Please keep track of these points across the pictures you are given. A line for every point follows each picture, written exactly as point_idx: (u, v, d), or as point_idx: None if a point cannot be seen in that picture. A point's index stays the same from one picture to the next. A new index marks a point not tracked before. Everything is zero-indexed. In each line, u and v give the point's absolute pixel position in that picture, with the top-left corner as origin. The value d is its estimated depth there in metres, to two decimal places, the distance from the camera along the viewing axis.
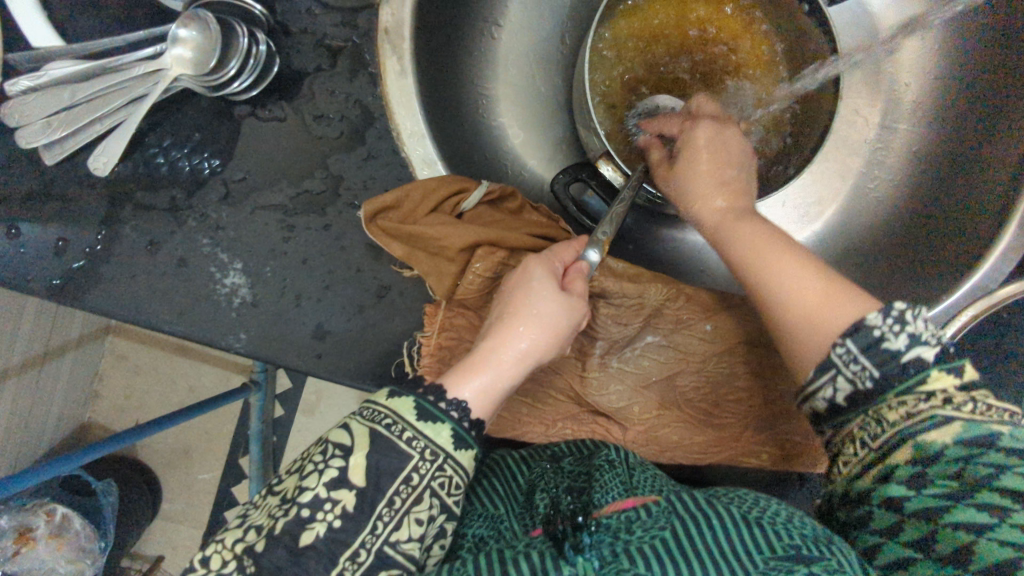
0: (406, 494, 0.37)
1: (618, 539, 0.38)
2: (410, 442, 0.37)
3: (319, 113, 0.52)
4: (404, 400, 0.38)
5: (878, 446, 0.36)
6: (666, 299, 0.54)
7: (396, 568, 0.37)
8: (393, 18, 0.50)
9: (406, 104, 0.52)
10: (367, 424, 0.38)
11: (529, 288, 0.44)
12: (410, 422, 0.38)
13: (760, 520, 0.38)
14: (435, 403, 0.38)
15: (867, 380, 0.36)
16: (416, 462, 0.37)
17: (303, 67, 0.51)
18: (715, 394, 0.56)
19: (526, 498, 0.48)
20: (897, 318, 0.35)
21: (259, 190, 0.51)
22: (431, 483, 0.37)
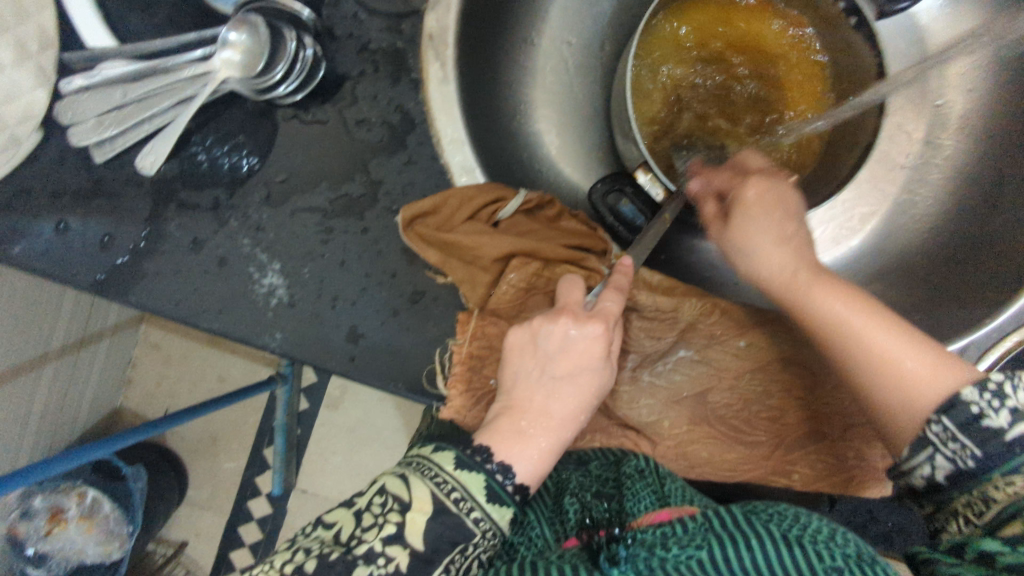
0: (459, 563, 0.38)
1: (653, 555, 0.39)
2: (477, 521, 0.39)
3: (361, 117, 0.52)
4: (474, 475, 0.40)
5: (986, 522, 0.36)
6: (700, 315, 0.54)
7: None
8: (439, 24, 0.51)
9: (447, 111, 0.52)
10: (425, 483, 0.39)
11: (588, 348, 0.45)
12: (479, 501, 0.39)
13: (803, 539, 0.37)
14: (502, 483, 0.40)
15: (968, 460, 0.37)
16: (478, 539, 0.39)
17: (347, 71, 0.52)
18: (749, 412, 0.56)
19: (555, 503, 0.50)
20: (996, 393, 0.36)
21: (299, 192, 0.52)
22: (480, 555, 0.40)
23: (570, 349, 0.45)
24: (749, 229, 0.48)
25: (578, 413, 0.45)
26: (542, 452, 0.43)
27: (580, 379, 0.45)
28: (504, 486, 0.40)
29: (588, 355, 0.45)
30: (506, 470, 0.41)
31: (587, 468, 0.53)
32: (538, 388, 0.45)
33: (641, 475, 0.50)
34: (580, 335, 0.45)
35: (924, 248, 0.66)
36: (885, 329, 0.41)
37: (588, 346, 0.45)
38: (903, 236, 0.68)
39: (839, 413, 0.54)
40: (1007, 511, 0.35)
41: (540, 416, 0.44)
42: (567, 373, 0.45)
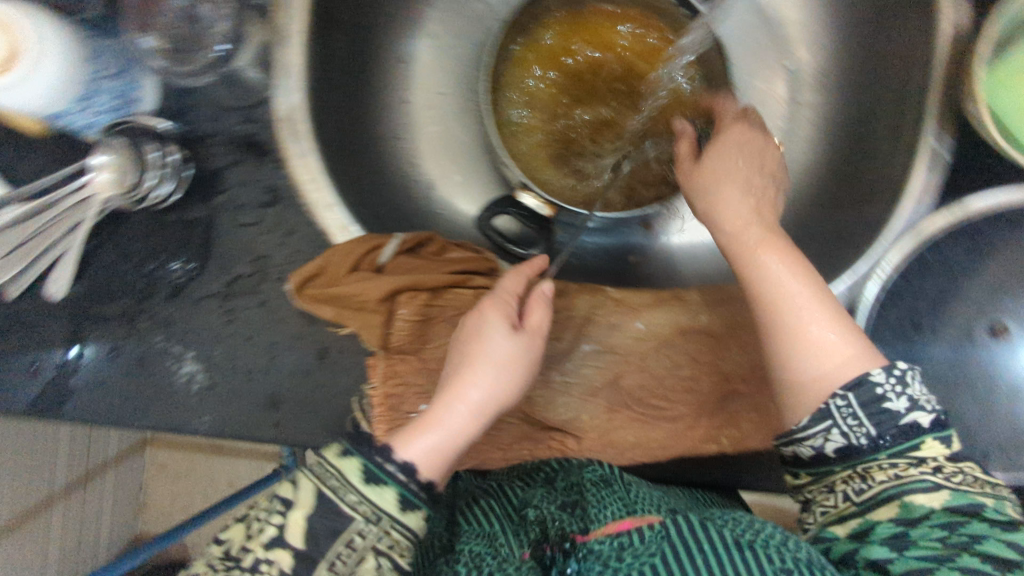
0: (348, 556, 0.39)
1: (607, 566, 0.43)
2: (355, 505, 0.39)
3: (238, 203, 0.56)
4: (352, 460, 0.40)
5: (862, 500, 0.41)
6: (593, 307, 0.58)
7: None
8: (288, 106, 0.55)
9: (313, 179, 0.56)
10: (312, 481, 0.40)
11: (482, 334, 0.48)
12: (355, 483, 0.39)
13: (751, 543, 0.42)
14: (380, 465, 0.40)
15: (862, 437, 0.41)
16: (360, 527, 0.39)
17: (217, 165, 0.56)
18: (666, 388, 0.57)
19: (520, 516, 0.52)
20: (898, 377, 0.41)
21: (198, 282, 0.56)
22: (376, 544, 0.39)
23: (471, 338, 0.48)
24: (718, 188, 0.51)
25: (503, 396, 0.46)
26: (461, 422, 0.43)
27: (478, 359, 0.46)
28: (381, 467, 0.39)
29: (487, 341, 0.47)
30: (382, 449, 0.40)
31: (551, 484, 0.54)
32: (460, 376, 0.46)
33: (608, 483, 0.51)
34: (481, 323, 0.49)
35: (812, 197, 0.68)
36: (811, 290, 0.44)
37: (484, 330, 0.48)
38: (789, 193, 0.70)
39: (746, 370, 0.57)
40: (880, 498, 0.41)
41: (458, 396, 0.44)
42: (466, 358, 0.47)
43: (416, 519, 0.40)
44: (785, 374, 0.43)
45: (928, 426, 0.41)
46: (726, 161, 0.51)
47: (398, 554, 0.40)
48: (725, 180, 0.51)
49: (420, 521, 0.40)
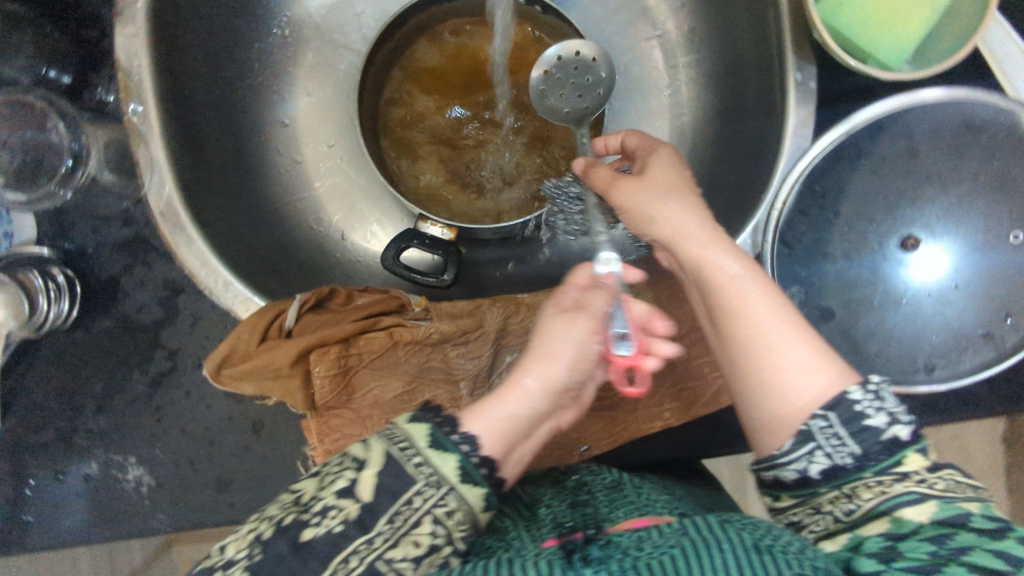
0: (406, 516, 0.34)
1: (627, 555, 0.38)
2: (418, 467, 0.35)
3: (139, 305, 0.57)
4: (419, 426, 0.37)
5: (849, 519, 0.36)
6: (506, 317, 0.58)
7: None
8: (162, 201, 0.56)
9: (206, 266, 0.56)
10: (382, 441, 0.36)
11: (558, 321, 0.44)
12: (422, 447, 0.35)
13: (770, 547, 0.36)
14: (450, 435, 0.36)
15: (845, 457, 0.36)
16: (418, 486, 0.35)
17: (110, 274, 0.57)
18: (598, 377, 0.58)
19: (535, 514, 0.48)
20: (875, 394, 0.37)
21: (122, 389, 0.57)
22: (432, 510, 0.35)
23: (553, 328, 0.43)
24: (665, 202, 0.46)
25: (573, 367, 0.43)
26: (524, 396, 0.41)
27: (554, 343, 0.42)
28: (445, 434, 0.36)
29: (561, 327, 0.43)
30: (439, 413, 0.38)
31: (561, 484, 0.53)
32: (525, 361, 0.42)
33: (625, 494, 0.49)
34: (555, 316, 0.44)
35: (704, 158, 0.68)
36: (775, 305, 0.40)
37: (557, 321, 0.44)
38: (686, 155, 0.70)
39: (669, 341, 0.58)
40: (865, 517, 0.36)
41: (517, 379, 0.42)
42: (549, 341, 0.43)
43: (476, 493, 0.36)
44: (765, 412, 0.39)
45: (911, 438, 0.36)
46: (663, 179, 0.48)
47: (448, 528, 0.35)
48: (666, 195, 0.46)
49: (480, 501, 0.36)
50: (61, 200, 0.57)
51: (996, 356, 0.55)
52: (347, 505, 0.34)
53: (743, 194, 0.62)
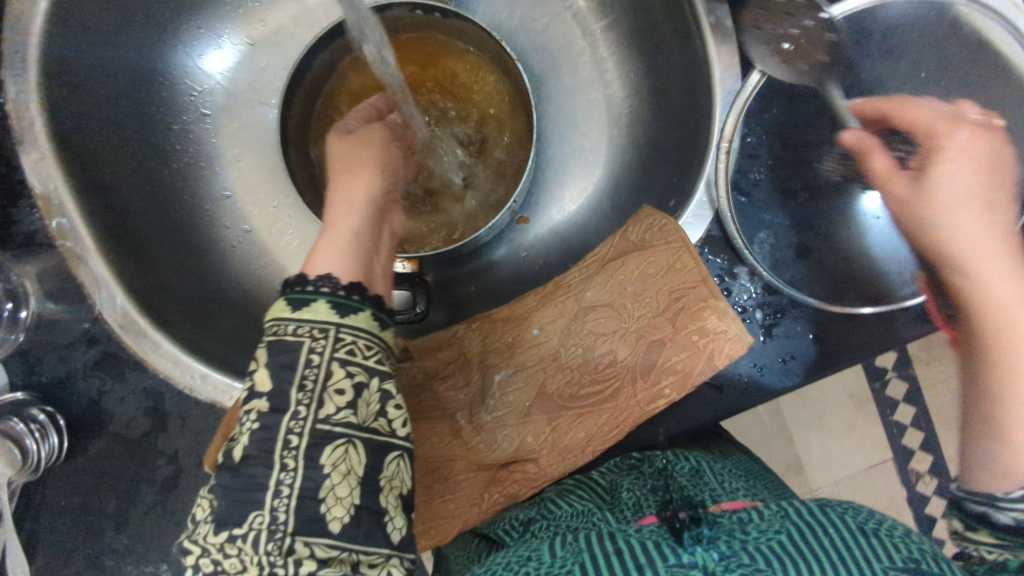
0: (315, 375, 0.37)
1: (735, 538, 0.45)
2: (296, 331, 0.38)
3: (126, 420, 0.57)
4: (280, 303, 0.40)
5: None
6: (484, 338, 0.59)
7: (343, 438, 0.37)
8: (118, 312, 0.56)
9: (177, 364, 0.56)
10: (263, 341, 0.39)
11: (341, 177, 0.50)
12: (288, 317, 0.39)
13: (872, 530, 0.44)
14: (302, 290, 0.40)
15: None
16: (309, 345, 0.38)
17: (89, 398, 0.57)
18: (589, 372, 0.57)
19: (612, 495, 0.55)
20: None
21: (134, 504, 0.57)
22: (336, 355, 0.38)
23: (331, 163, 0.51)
24: (955, 192, 0.44)
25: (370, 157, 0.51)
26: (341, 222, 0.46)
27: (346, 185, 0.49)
28: (306, 290, 0.40)
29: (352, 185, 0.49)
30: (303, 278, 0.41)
31: (639, 471, 0.57)
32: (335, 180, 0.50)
33: (702, 476, 0.54)
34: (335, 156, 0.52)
35: (648, 120, 0.67)
36: None
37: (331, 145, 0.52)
38: (629, 122, 0.68)
39: (654, 316, 0.56)
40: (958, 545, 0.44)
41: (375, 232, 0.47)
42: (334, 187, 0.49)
43: (360, 318, 0.40)
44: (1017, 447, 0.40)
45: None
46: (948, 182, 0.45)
47: (361, 358, 0.39)
48: (957, 207, 0.44)
49: (368, 323, 0.40)
50: (15, 343, 0.57)
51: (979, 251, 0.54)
52: (255, 404, 0.37)
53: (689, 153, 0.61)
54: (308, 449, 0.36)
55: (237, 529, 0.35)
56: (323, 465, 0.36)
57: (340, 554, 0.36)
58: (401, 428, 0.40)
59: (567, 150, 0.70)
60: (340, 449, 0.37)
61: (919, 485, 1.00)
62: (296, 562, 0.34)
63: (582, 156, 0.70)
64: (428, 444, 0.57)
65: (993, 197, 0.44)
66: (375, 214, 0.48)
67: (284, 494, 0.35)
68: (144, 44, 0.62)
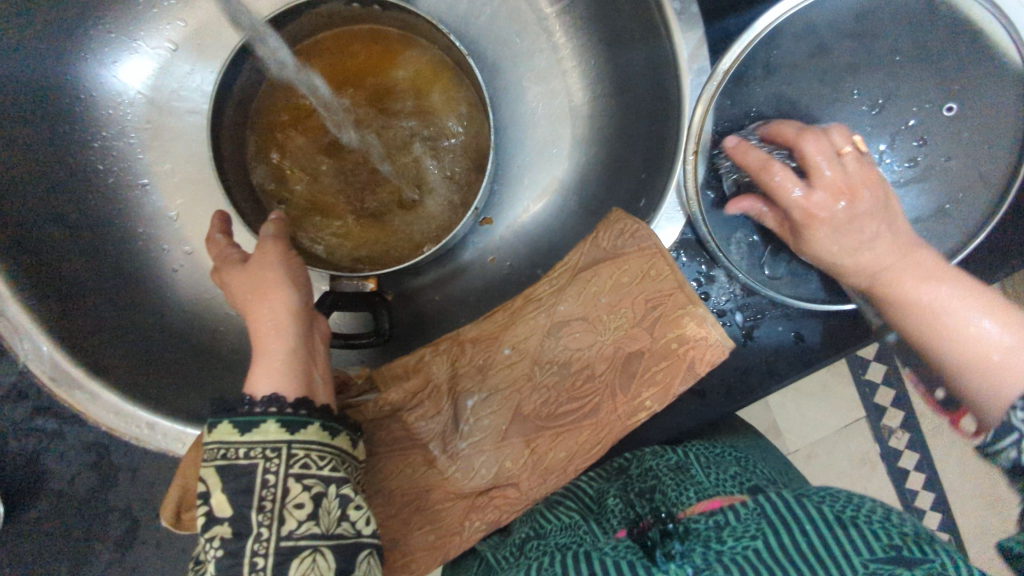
0: (272, 494, 0.37)
1: (709, 548, 0.40)
2: (248, 454, 0.37)
3: (68, 477, 0.53)
4: (224, 425, 0.38)
5: None
6: (453, 362, 0.55)
7: (306, 550, 0.36)
8: (46, 363, 0.51)
9: (121, 416, 0.52)
10: (210, 465, 0.38)
11: (263, 291, 0.46)
12: (237, 440, 0.38)
13: (855, 520, 0.40)
14: (249, 411, 0.38)
15: None
16: (263, 465, 0.37)
17: (25, 456, 0.52)
18: (565, 390, 0.54)
19: (598, 504, 0.51)
20: None
21: (87, 561, 0.54)
22: (291, 472, 0.37)
23: (247, 276, 0.47)
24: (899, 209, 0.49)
25: (277, 275, 0.47)
26: (263, 330, 0.44)
27: (265, 299, 0.45)
28: (254, 412, 0.38)
29: (279, 306, 0.45)
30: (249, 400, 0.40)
31: (626, 474, 0.53)
32: (247, 294, 0.46)
33: (686, 470, 0.50)
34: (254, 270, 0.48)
35: (616, 108, 0.62)
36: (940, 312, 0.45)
37: (261, 255, 0.48)
38: (593, 113, 0.64)
39: (631, 326, 0.54)
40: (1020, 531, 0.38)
41: (308, 331, 0.46)
42: (253, 298, 0.46)
43: (310, 430, 0.39)
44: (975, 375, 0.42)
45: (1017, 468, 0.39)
46: (844, 241, 0.49)
47: (316, 470, 0.38)
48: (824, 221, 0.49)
49: (320, 435, 0.39)
50: None
51: (962, 244, 0.55)
52: (218, 530, 0.37)
53: (661, 149, 0.57)
54: (275, 564, 0.36)
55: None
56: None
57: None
58: (365, 527, 0.39)
59: (529, 145, 0.66)
60: (305, 560, 0.36)
61: (892, 442, 0.99)
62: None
63: (544, 151, 0.66)
64: (403, 477, 0.53)
65: (868, 233, 0.48)
66: (303, 320, 0.46)
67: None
68: (50, 60, 0.56)
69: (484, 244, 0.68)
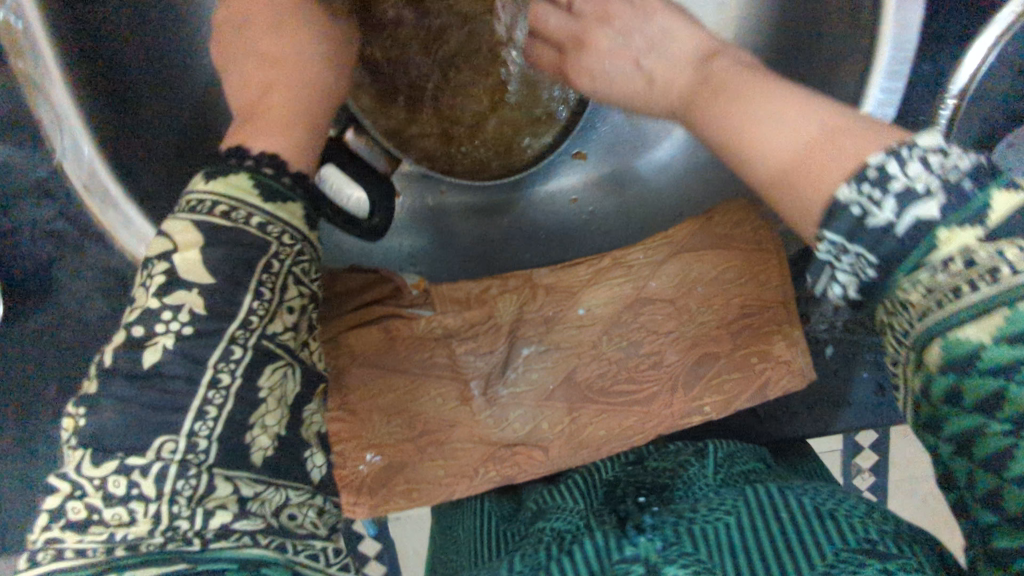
0: (271, 284, 0.29)
1: (682, 519, 0.37)
2: (259, 226, 0.29)
3: (84, 297, 0.50)
4: (240, 177, 0.30)
5: (913, 344, 0.27)
6: (521, 305, 0.51)
7: (279, 363, 0.30)
8: (82, 168, 0.44)
9: (140, 239, 0.45)
10: (192, 216, 0.29)
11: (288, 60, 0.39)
12: (246, 201, 0.29)
13: (833, 511, 0.36)
14: (276, 176, 0.31)
15: (868, 269, 0.28)
16: (275, 247, 0.29)
17: (45, 261, 0.49)
18: (625, 369, 0.49)
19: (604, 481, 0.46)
20: (944, 159, 0.26)
21: (84, 390, 0.50)
22: (293, 271, 0.30)
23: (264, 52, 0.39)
24: None
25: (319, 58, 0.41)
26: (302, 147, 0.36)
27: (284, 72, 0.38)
28: (282, 181, 0.31)
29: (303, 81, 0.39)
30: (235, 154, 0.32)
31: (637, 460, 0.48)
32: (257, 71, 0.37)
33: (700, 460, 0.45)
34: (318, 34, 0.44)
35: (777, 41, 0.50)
36: None
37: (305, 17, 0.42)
38: None
39: (717, 326, 0.49)
40: (927, 341, 0.26)
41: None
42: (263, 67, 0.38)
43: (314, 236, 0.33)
44: None
45: (941, 216, 0.25)
46: None
47: (307, 284, 0.31)
48: None
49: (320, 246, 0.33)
50: None
51: None
52: (186, 299, 0.27)
53: None
54: (251, 362, 0.28)
55: (132, 460, 0.26)
56: (262, 388, 0.29)
57: (261, 491, 0.28)
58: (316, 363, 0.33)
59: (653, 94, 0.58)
60: (278, 372, 0.29)
61: None
62: (205, 513, 0.26)
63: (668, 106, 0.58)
64: (429, 404, 0.49)
65: None
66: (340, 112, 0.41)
67: (210, 416, 0.27)
68: None
69: (537, 189, 0.61)
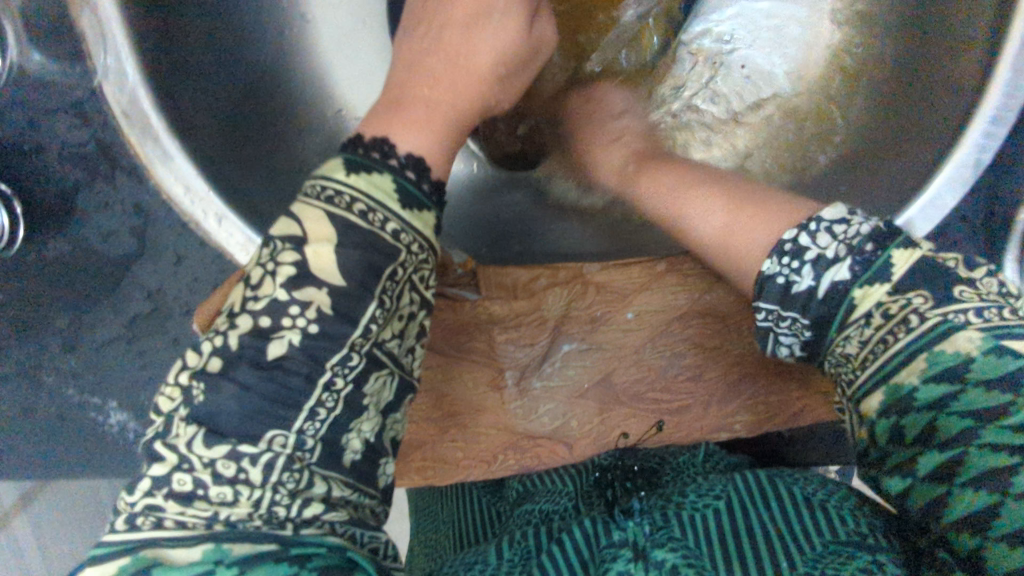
0: (392, 292, 0.30)
1: (669, 506, 0.40)
2: (395, 234, 0.30)
3: (105, 231, 0.46)
4: (380, 177, 0.31)
5: (859, 387, 0.30)
6: (570, 301, 0.48)
7: (383, 371, 0.30)
8: (124, 95, 0.41)
9: (181, 188, 0.43)
10: (320, 206, 0.29)
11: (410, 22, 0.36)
12: (388, 206, 0.30)
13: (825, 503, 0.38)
14: (416, 183, 0.31)
15: (804, 332, 0.32)
16: (404, 257, 0.30)
17: (65, 185, 0.45)
18: (663, 378, 0.48)
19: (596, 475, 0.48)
20: (827, 228, 0.31)
21: (92, 328, 0.47)
22: (414, 278, 0.31)
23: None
24: None
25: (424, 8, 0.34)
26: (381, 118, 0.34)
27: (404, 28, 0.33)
28: (423, 190, 0.32)
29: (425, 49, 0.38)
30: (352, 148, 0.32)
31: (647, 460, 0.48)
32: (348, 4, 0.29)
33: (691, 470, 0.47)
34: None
35: (885, 63, 0.47)
36: None
37: None
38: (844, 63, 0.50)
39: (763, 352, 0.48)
40: (872, 383, 0.29)
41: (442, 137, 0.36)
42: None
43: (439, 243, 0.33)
44: None
45: (851, 278, 0.30)
46: None
47: (423, 289, 0.32)
48: None
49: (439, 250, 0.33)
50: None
51: None
52: (313, 297, 0.28)
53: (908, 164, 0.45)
54: (360, 368, 0.29)
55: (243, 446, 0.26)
56: (366, 396, 0.29)
57: (351, 496, 0.29)
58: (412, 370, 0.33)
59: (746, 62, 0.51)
60: (381, 379, 0.30)
61: None
62: (302, 502, 0.27)
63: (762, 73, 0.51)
64: (461, 386, 0.48)
65: None
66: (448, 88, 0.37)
67: (319, 417, 0.28)
68: None
69: None
